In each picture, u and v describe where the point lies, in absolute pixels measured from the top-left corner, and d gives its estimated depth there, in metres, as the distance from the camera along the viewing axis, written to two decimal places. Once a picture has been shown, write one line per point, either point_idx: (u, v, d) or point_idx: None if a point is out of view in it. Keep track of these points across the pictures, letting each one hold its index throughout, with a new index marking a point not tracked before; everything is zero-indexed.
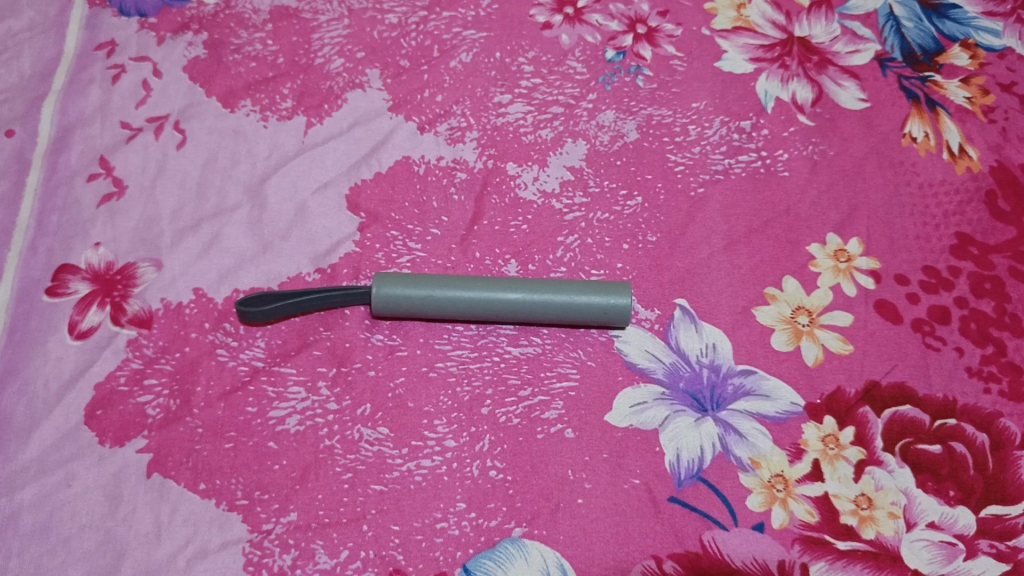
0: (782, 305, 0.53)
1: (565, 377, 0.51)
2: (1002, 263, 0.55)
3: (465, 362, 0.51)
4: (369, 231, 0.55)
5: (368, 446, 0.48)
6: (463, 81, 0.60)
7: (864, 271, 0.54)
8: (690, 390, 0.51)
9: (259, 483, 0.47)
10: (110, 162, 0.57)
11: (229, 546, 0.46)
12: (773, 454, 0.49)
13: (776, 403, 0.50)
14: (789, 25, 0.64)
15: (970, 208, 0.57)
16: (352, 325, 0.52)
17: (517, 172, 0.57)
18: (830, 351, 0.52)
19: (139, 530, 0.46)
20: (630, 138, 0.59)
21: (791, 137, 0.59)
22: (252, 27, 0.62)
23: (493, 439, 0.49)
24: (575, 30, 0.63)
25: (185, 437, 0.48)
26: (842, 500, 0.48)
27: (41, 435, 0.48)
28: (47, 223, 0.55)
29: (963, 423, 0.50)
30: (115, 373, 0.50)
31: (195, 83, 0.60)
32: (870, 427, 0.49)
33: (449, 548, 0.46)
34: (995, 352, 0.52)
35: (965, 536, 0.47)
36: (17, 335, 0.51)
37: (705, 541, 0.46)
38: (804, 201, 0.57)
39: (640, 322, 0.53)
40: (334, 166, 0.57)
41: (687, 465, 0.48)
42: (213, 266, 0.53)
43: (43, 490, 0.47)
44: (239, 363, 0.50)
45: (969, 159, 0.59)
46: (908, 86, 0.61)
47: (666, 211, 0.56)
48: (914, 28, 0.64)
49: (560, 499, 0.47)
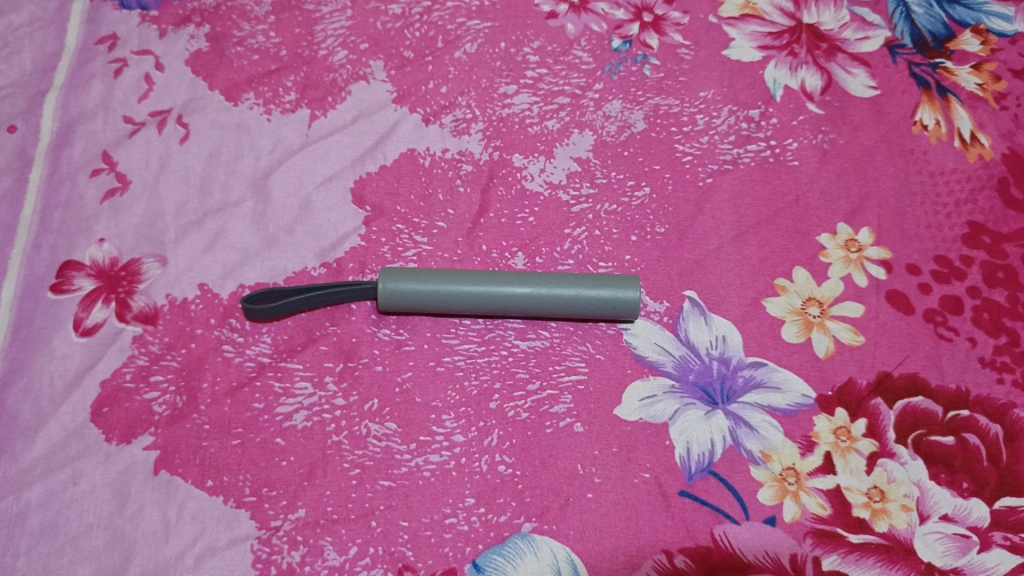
0: (792, 296, 0.53)
1: (573, 371, 0.50)
2: (1015, 251, 0.54)
3: (472, 356, 0.51)
4: (374, 226, 0.54)
5: (375, 442, 0.48)
6: (468, 72, 0.60)
7: (875, 262, 0.54)
8: (700, 383, 0.50)
9: (267, 479, 0.47)
10: (112, 157, 0.56)
11: (237, 543, 0.45)
12: (784, 447, 0.48)
13: (786, 395, 0.50)
14: (798, 12, 0.63)
15: (981, 196, 0.56)
16: (358, 320, 0.52)
17: (523, 163, 0.56)
18: (841, 342, 0.51)
19: (148, 528, 0.46)
20: (637, 128, 0.58)
21: (799, 126, 0.58)
22: (254, 19, 0.61)
23: (501, 434, 0.48)
24: (580, 19, 0.62)
25: (191, 434, 0.48)
26: (854, 493, 0.47)
27: (47, 434, 0.48)
28: (50, 220, 0.54)
29: (976, 415, 0.49)
30: (120, 370, 0.50)
31: (197, 77, 0.59)
32: (882, 419, 0.49)
33: (458, 544, 0.45)
34: (1008, 342, 0.51)
35: (978, 528, 0.46)
36: (21, 333, 0.51)
37: (715, 535, 0.46)
38: (813, 191, 0.56)
39: (649, 315, 0.52)
40: (339, 160, 0.56)
41: (698, 458, 0.48)
42: (217, 262, 0.53)
43: (50, 489, 0.47)
44: (244, 359, 0.50)
45: (981, 147, 0.58)
46: (919, 73, 0.61)
47: (674, 202, 0.55)
48: (924, 14, 0.63)
49: (569, 494, 0.47)
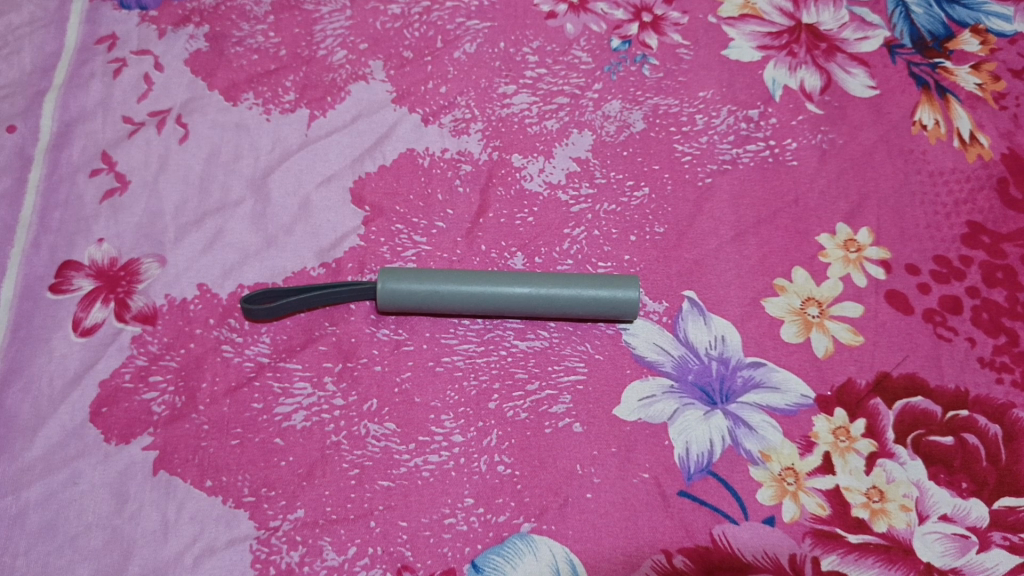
0: (791, 296, 0.53)
1: (572, 371, 0.50)
2: (1015, 252, 0.54)
3: (471, 356, 0.51)
4: (373, 226, 0.54)
5: (374, 442, 0.48)
6: (467, 72, 0.60)
7: (874, 262, 0.54)
8: (699, 383, 0.50)
9: (266, 479, 0.47)
10: (112, 158, 0.56)
11: (236, 543, 0.45)
12: (783, 447, 0.48)
13: (785, 395, 0.50)
14: (797, 12, 0.63)
15: (981, 196, 0.56)
16: (357, 320, 0.52)
17: (522, 163, 0.56)
18: (840, 342, 0.51)
19: (147, 528, 0.46)
20: (637, 129, 0.58)
21: (799, 126, 0.58)
22: (254, 19, 0.61)
23: (500, 434, 0.48)
24: (579, 19, 0.62)
25: (190, 434, 0.48)
26: (853, 493, 0.47)
27: (47, 434, 0.48)
28: (49, 220, 0.54)
29: (975, 415, 0.49)
30: (119, 370, 0.50)
31: (197, 77, 0.59)
32: (881, 418, 0.49)
33: (457, 544, 0.45)
34: (1008, 342, 0.51)
35: (977, 528, 0.46)
36: (20, 333, 0.51)
37: (714, 535, 0.46)
38: (813, 191, 0.56)
39: (648, 315, 0.52)
40: (338, 160, 0.56)
41: (696, 459, 0.48)
42: (216, 262, 0.53)
43: (49, 489, 0.47)
44: (243, 359, 0.50)
45: (980, 147, 0.58)
46: (918, 73, 0.61)
47: (673, 202, 0.55)
48: (923, 14, 0.63)
49: (568, 494, 0.47)
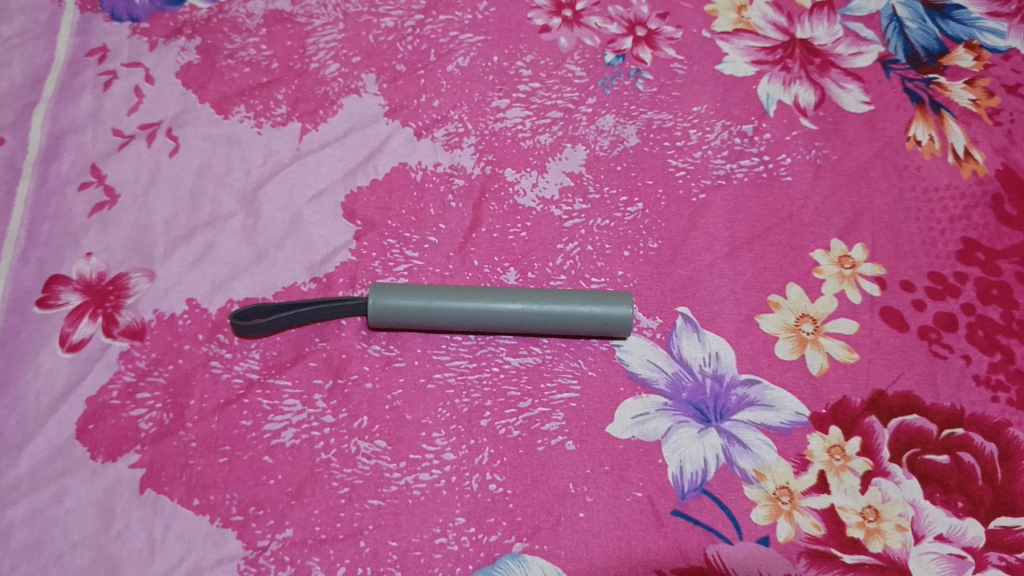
0: (785, 313, 0.52)
1: (565, 388, 0.50)
2: (1010, 268, 0.54)
3: (463, 373, 0.50)
4: (365, 240, 0.54)
5: (365, 460, 0.47)
6: (460, 86, 0.59)
7: (869, 278, 0.53)
8: (692, 401, 0.50)
9: (254, 498, 0.46)
10: (101, 171, 0.56)
11: (223, 563, 0.45)
12: (777, 465, 0.48)
13: (780, 413, 0.49)
14: (791, 27, 0.63)
15: (976, 212, 0.56)
16: (348, 336, 0.51)
17: (515, 178, 0.56)
18: (834, 359, 0.51)
19: (132, 547, 0.45)
20: (630, 143, 0.58)
21: (793, 141, 0.58)
22: (246, 32, 0.61)
23: (492, 452, 0.48)
24: (573, 33, 0.62)
25: (178, 451, 0.48)
26: (848, 512, 0.47)
27: (32, 451, 0.47)
28: (38, 234, 0.54)
29: (971, 433, 0.49)
30: (106, 386, 0.49)
31: (188, 90, 0.59)
32: (876, 437, 0.49)
33: (448, 564, 0.45)
34: (1003, 359, 0.51)
35: (974, 549, 0.46)
36: (7, 348, 0.50)
37: (708, 555, 0.45)
38: (807, 206, 0.56)
39: (641, 331, 0.52)
40: (330, 173, 0.56)
41: (690, 477, 0.48)
42: (206, 276, 0.52)
43: (34, 507, 0.46)
44: (233, 376, 0.50)
45: (975, 163, 0.58)
46: (912, 88, 0.61)
47: (667, 218, 0.55)
48: (917, 29, 0.63)
49: (561, 513, 0.46)
